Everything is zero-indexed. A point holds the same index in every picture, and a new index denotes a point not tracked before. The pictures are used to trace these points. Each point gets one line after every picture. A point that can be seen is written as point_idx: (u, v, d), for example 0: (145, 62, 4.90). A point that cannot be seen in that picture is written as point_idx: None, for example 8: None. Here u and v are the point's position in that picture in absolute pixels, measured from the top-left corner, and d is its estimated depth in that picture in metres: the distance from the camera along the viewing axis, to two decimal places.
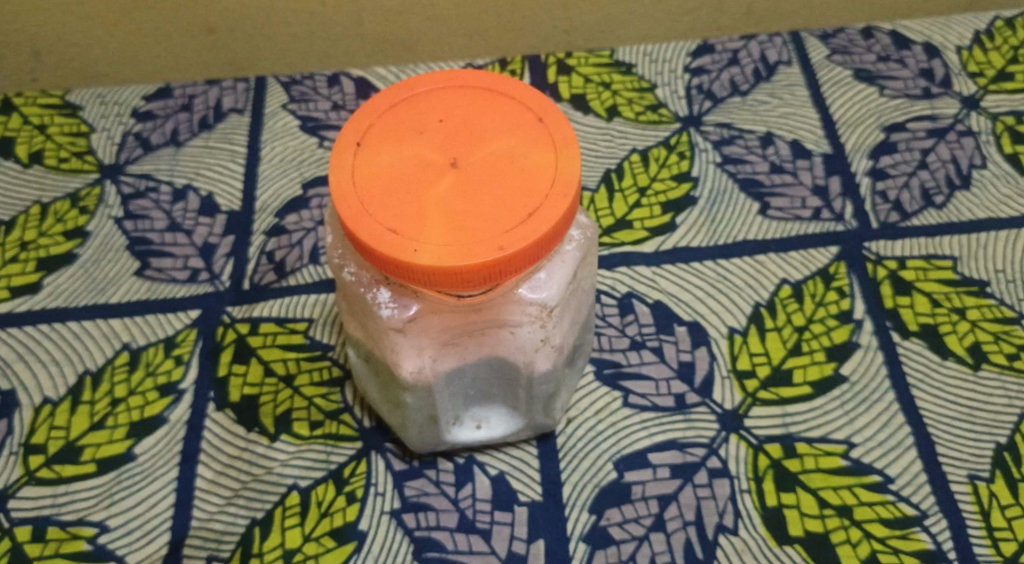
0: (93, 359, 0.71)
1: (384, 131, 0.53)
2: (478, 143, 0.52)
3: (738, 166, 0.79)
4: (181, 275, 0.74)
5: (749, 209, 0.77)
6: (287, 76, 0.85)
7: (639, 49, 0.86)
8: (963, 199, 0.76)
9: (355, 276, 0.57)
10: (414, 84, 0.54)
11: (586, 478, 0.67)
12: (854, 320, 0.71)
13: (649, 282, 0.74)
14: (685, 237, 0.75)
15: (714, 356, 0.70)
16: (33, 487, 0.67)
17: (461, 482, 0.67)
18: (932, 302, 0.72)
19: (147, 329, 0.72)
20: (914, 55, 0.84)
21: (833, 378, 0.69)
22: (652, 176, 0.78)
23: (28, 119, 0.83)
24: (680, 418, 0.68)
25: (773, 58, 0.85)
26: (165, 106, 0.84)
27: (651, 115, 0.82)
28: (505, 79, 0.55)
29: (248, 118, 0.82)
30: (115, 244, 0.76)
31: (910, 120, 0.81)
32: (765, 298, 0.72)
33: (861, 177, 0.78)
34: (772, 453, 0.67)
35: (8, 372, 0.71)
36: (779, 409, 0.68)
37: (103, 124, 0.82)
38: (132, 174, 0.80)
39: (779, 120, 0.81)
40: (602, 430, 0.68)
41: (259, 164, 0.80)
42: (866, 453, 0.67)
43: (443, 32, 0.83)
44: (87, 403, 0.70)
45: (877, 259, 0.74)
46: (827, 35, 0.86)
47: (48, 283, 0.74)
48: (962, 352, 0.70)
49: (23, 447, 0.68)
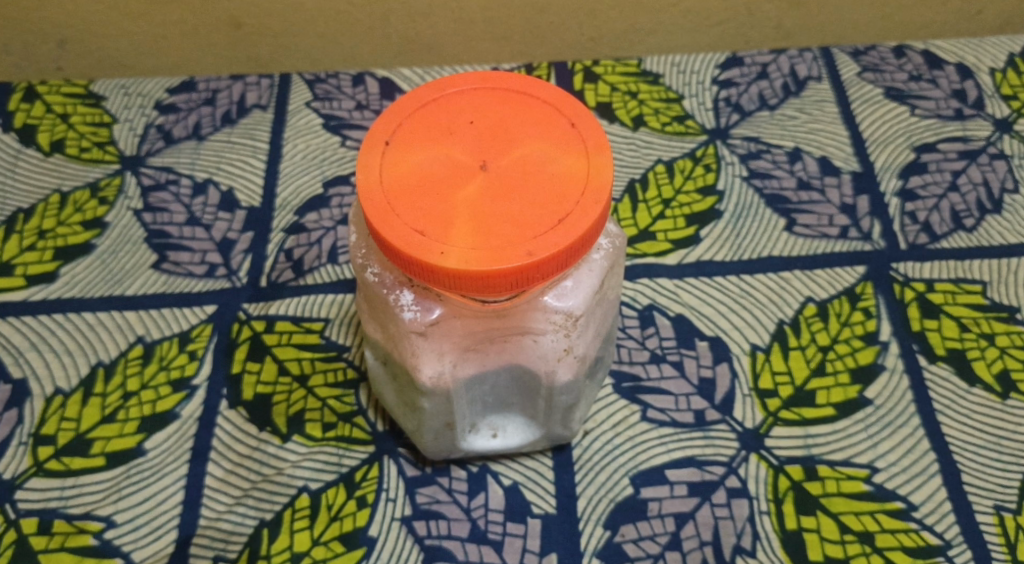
0: (106, 350, 0.70)
1: (414, 131, 0.52)
2: (509, 147, 0.51)
3: (765, 181, 0.77)
4: (198, 270, 0.74)
5: (774, 224, 0.75)
6: (311, 74, 0.84)
7: (667, 59, 0.85)
8: (994, 223, 0.75)
9: (378, 276, 0.56)
10: (444, 84, 0.53)
11: (601, 492, 0.65)
12: (880, 342, 0.70)
13: (670, 295, 0.72)
14: (709, 251, 0.74)
15: (736, 373, 0.69)
16: (40, 478, 0.66)
17: (474, 491, 0.65)
18: (960, 326, 0.70)
19: (162, 323, 0.71)
20: (947, 75, 0.83)
21: (857, 400, 0.68)
22: (676, 188, 0.77)
23: (51, 107, 0.82)
24: (699, 435, 0.67)
25: (803, 73, 0.83)
26: (189, 99, 0.83)
27: (677, 126, 0.80)
28: (539, 82, 0.54)
29: (271, 114, 0.82)
30: (133, 236, 0.75)
31: (941, 141, 0.79)
32: (789, 316, 0.71)
33: (890, 197, 0.77)
34: (793, 475, 0.66)
35: (20, 361, 0.70)
36: (801, 431, 0.67)
37: (126, 115, 0.82)
38: (153, 166, 0.79)
39: (808, 136, 0.80)
40: (618, 443, 0.67)
41: (281, 161, 0.79)
42: (889, 479, 0.66)
43: (470, 34, 0.82)
44: (99, 396, 0.69)
45: (904, 281, 0.72)
46: (858, 52, 0.85)
47: (64, 273, 0.74)
48: (990, 379, 0.69)
49: (33, 437, 0.68)
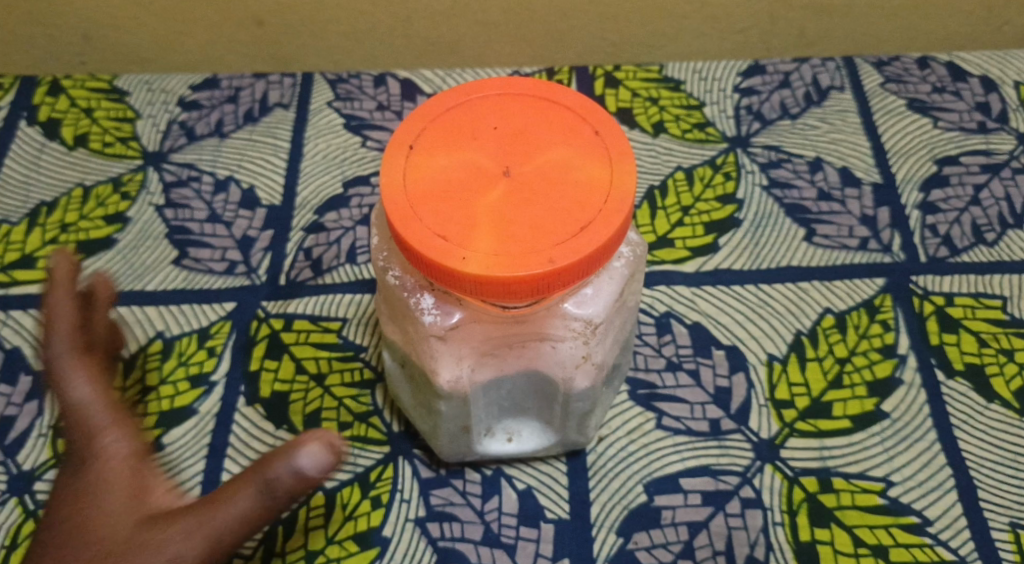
0: (126, 345, 0.71)
1: (438, 136, 0.52)
2: (533, 153, 0.51)
3: (785, 190, 0.77)
4: (218, 267, 0.74)
5: (794, 234, 0.75)
6: (334, 73, 0.84)
7: (689, 65, 0.85)
8: (1015, 238, 0.75)
9: (399, 280, 0.57)
10: (468, 89, 0.54)
11: (615, 499, 0.65)
12: (898, 355, 0.70)
13: (688, 302, 0.72)
14: (727, 259, 0.74)
15: (752, 383, 0.69)
16: (59, 470, 0.67)
17: (488, 494, 0.66)
18: (979, 341, 0.70)
19: (181, 318, 0.72)
20: (970, 88, 0.83)
21: (873, 413, 0.68)
22: (696, 195, 0.77)
23: (75, 101, 0.83)
24: (714, 444, 0.67)
25: (825, 83, 0.83)
26: (212, 96, 0.83)
27: (698, 134, 0.80)
28: (564, 90, 0.54)
29: (293, 113, 0.82)
30: (154, 231, 0.76)
31: (963, 154, 0.79)
32: (807, 326, 0.71)
33: (911, 209, 0.76)
34: (808, 487, 0.66)
35: (41, 354, 0.71)
36: (817, 442, 0.67)
37: (150, 111, 0.82)
38: (175, 163, 0.80)
39: (829, 146, 0.80)
40: (633, 450, 0.67)
41: (302, 160, 0.80)
42: (905, 493, 0.65)
43: (493, 37, 0.82)
44: (118, 390, 0.69)
45: (923, 294, 0.72)
46: (881, 62, 0.84)
47: (85, 266, 0.74)
48: (1008, 395, 0.68)
49: (52, 429, 0.68)
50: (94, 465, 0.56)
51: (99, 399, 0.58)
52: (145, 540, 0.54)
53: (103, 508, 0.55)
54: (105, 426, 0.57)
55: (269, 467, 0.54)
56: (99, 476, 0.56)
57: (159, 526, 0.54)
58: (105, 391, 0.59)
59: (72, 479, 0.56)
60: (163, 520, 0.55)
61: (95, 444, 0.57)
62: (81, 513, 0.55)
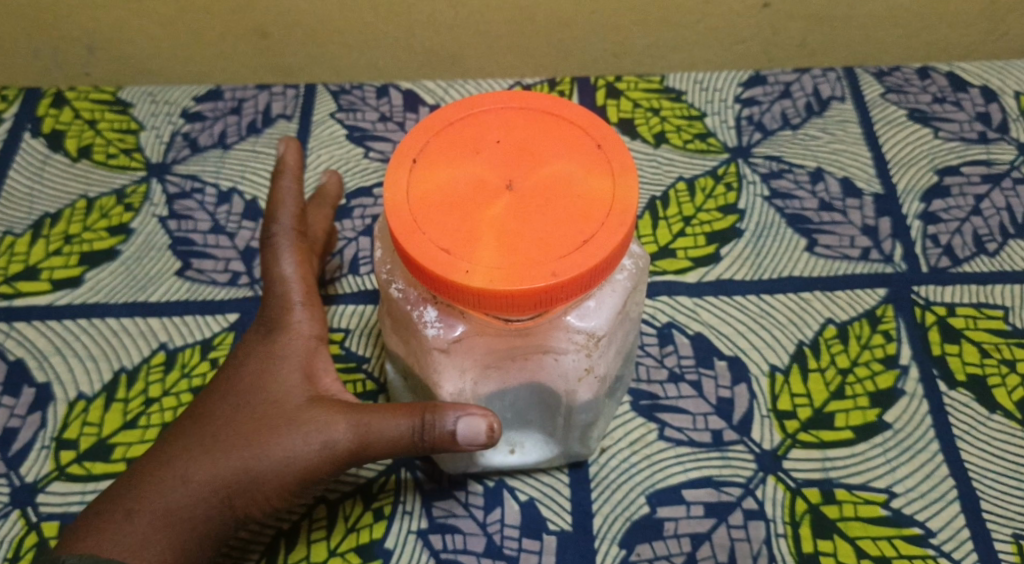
0: (129, 356, 0.71)
1: (441, 149, 0.52)
2: (535, 167, 0.51)
3: (786, 201, 0.77)
4: (221, 278, 0.74)
5: (795, 245, 0.75)
6: (337, 85, 0.85)
7: (690, 76, 0.85)
8: (1017, 248, 0.75)
9: (403, 292, 0.57)
10: (471, 103, 0.54)
11: (617, 510, 0.66)
12: (900, 366, 0.70)
13: (689, 312, 0.72)
14: (729, 269, 0.74)
15: (754, 394, 0.69)
16: (62, 482, 0.67)
17: (491, 506, 0.66)
18: (981, 352, 0.70)
19: (184, 330, 0.72)
20: (971, 98, 0.83)
21: (876, 424, 0.68)
22: (697, 206, 0.77)
23: (79, 113, 0.83)
24: (717, 455, 0.67)
25: (826, 93, 0.83)
26: (216, 107, 0.84)
27: (699, 144, 0.81)
28: (566, 103, 0.54)
29: (296, 124, 0.82)
30: (158, 243, 0.76)
31: (964, 164, 0.79)
32: (809, 337, 0.71)
33: (912, 219, 0.76)
34: (810, 498, 0.66)
35: (44, 365, 0.71)
36: (820, 453, 0.67)
37: (153, 122, 0.83)
38: (178, 174, 0.80)
39: (830, 157, 0.80)
40: (635, 462, 0.67)
41: (305, 172, 0.80)
42: (907, 504, 0.65)
43: (495, 48, 0.83)
44: (121, 401, 0.69)
45: (925, 304, 0.72)
46: (882, 73, 0.85)
47: (89, 278, 0.74)
48: (1011, 406, 0.68)
49: (55, 441, 0.68)
50: (283, 336, 0.62)
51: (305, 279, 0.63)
52: (307, 415, 0.60)
53: (280, 377, 0.61)
54: (297, 303, 0.62)
55: (431, 410, 0.58)
56: (285, 348, 0.62)
57: (327, 406, 0.60)
58: (308, 273, 0.63)
59: (257, 338, 0.62)
60: (328, 403, 0.61)
61: (288, 318, 0.62)
62: (257, 369, 0.62)
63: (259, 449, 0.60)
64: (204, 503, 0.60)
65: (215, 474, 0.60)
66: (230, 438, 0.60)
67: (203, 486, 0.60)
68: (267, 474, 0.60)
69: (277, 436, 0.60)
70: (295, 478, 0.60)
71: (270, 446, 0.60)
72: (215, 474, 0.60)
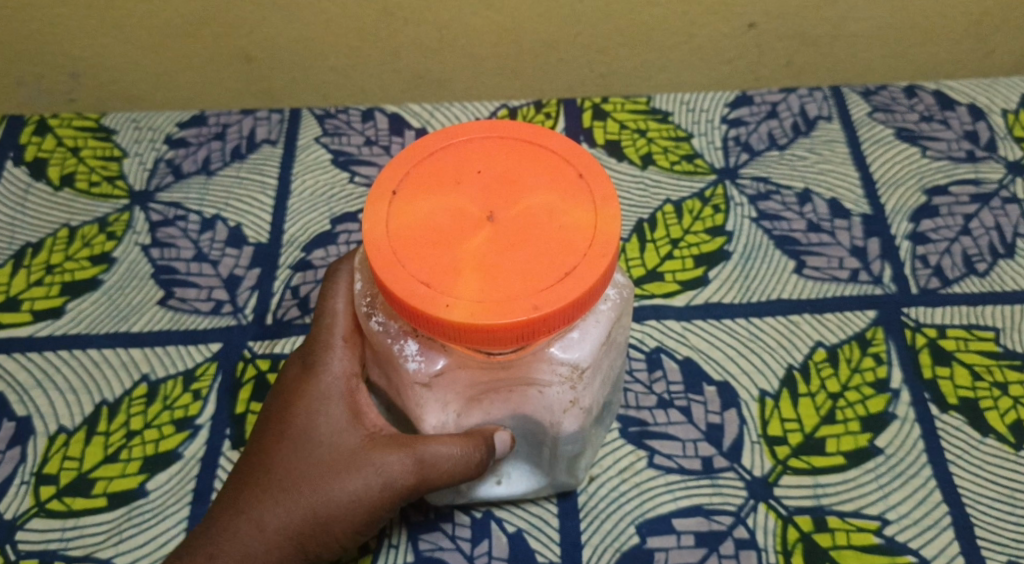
0: (110, 389, 0.70)
1: (420, 181, 0.52)
2: (516, 198, 0.51)
3: (774, 222, 0.77)
4: (204, 307, 0.73)
5: (784, 267, 0.75)
6: (321, 109, 0.84)
7: (676, 96, 0.84)
8: (1007, 268, 0.74)
9: (383, 326, 0.56)
10: (452, 133, 0.53)
11: (607, 541, 0.65)
12: (891, 390, 0.69)
13: (678, 337, 0.72)
14: (717, 292, 0.74)
15: (744, 419, 0.68)
16: (42, 518, 0.66)
17: (478, 538, 0.65)
18: (973, 374, 0.70)
19: (166, 360, 0.71)
20: (958, 116, 0.82)
21: (867, 449, 0.67)
22: (685, 228, 0.77)
23: (62, 141, 0.83)
24: (707, 483, 0.66)
25: (813, 113, 0.83)
26: (199, 133, 0.83)
27: (686, 165, 0.80)
28: (548, 132, 0.53)
29: (280, 149, 0.82)
30: (140, 272, 0.75)
31: (952, 183, 0.79)
32: (799, 360, 0.71)
33: (901, 240, 0.76)
34: (802, 526, 0.65)
35: (24, 399, 0.70)
36: (811, 480, 0.66)
37: (137, 149, 0.82)
38: (162, 202, 0.79)
39: (817, 177, 0.79)
40: (625, 490, 0.66)
41: (289, 198, 0.79)
42: (901, 531, 0.65)
43: (480, 71, 0.82)
44: (102, 434, 0.68)
45: (916, 326, 0.72)
46: (869, 91, 0.84)
47: (70, 308, 0.73)
48: (1003, 429, 0.68)
49: (35, 477, 0.67)
50: (326, 377, 0.61)
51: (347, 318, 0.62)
52: (363, 456, 0.59)
53: (331, 417, 0.60)
54: (337, 343, 0.61)
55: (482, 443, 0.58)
56: (329, 389, 0.61)
57: (381, 442, 0.60)
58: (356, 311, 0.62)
59: (301, 382, 0.61)
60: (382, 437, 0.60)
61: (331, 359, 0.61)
62: (304, 415, 0.60)
63: (321, 492, 0.59)
64: (272, 553, 0.59)
65: (283, 522, 0.59)
66: (295, 485, 0.59)
67: (274, 535, 0.59)
68: (334, 515, 0.59)
69: (338, 480, 0.59)
70: (358, 516, 0.60)
71: (333, 489, 0.59)
72: (286, 523, 0.59)
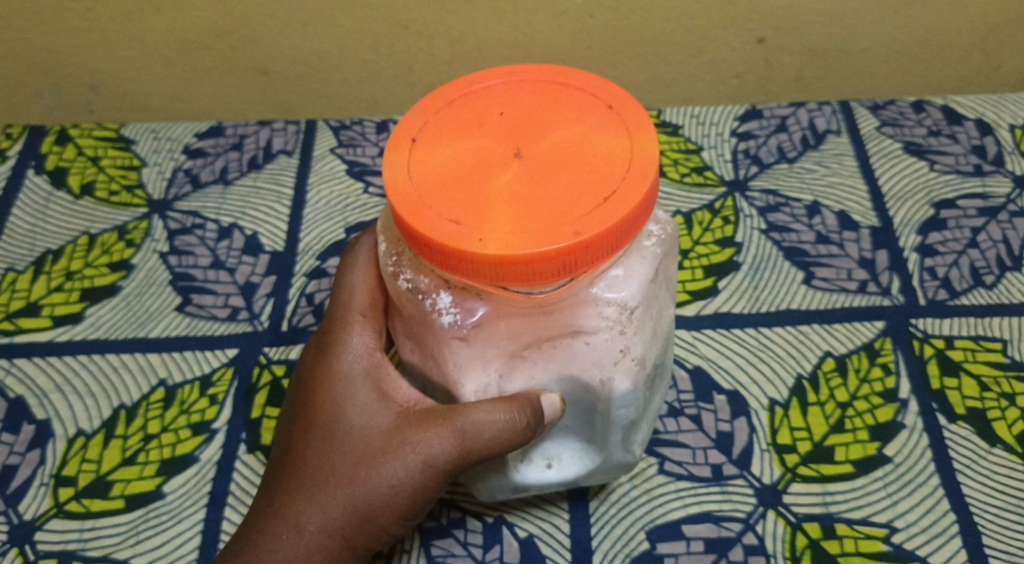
0: (128, 393, 0.71)
1: (442, 127, 0.53)
2: (543, 134, 0.52)
3: (784, 234, 0.78)
4: (221, 313, 0.74)
5: (793, 277, 0.76)
6: (336, 120, 0.86)
7: (686, 110, 0.86)
8: (1014, 280, 0.75)
9: (412, 283, 0.57)
10: (472, 80, 0.55)
11: (617, 546, 0.65)
12: (900, 399, 0.70)
13: (688, 346, 0.73)
14: (727, 302, 0.75)
15: (754, 428, 0.69)
16: (61, 519, 0.67)
17: (489, 543, 0.66)
18: (980, 385, 0.70)
19: (184, 365, 0.72)
20: (966, 131, 0.83)
21: (876, 458, 0.68)
22: (695, 239, 0.78)
23: (82, 150, 0.84)
24: (716, 490, 0.67)
25: (821, 127, 0.84)
26: (217, 143, 0.84)
27: (697, 177, 0.81)
28: (571, 72, 0.55)
29: (296, 160, 0.83)
30: (158, 278, 0.76)
31: (960, 197, 0.79)
32: (808, 370, 0.71)
33: (909, 252, 0.77)
34: (811, 533, 0.65)
35: (44, 403, 0.71)
36: (820, 488, 0.67)
37: (155, 159, 0.83)
38: (180, 210, 0.80)
39: (827, 190, 0.80)
40: (635, 496, 0.67)
41: (305, 207, 0.80)
42: (909, 539, 0.65)
43: None
44: (120, 437, 0.69)
45: (924, 337, 0.72)
46: (877, 106, 0.85)
47: (89, 314, 0.75)
48: (1011, 439, 0.68)
49: (54, 478, 0.68)
50: (348, 358, 0.62)
51: (365, 298, 0.64)
52: (399, 437, 0.60)
53: (359, 402, 0.61)
54: (354, 321, 0.63)
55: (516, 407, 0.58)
56: (352, 371, 0.62)
57: (410, 421, 0.60)
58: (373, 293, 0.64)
59: (323, 366, 0.63)
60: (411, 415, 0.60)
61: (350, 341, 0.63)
62: (333, 402, 0.62)
63: (361, 482, 0.60)
64: (322, 550, 0.61)
65: (326, 516, 0.61)
66: (332, 476, 0.61)
67: (317, 533, 0.61)
68: (376, 503, 0.60)
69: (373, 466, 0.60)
70: (402, 501, 0.61)
71: (371, 477, 0.60)
72: (328, 520, 0.61)
